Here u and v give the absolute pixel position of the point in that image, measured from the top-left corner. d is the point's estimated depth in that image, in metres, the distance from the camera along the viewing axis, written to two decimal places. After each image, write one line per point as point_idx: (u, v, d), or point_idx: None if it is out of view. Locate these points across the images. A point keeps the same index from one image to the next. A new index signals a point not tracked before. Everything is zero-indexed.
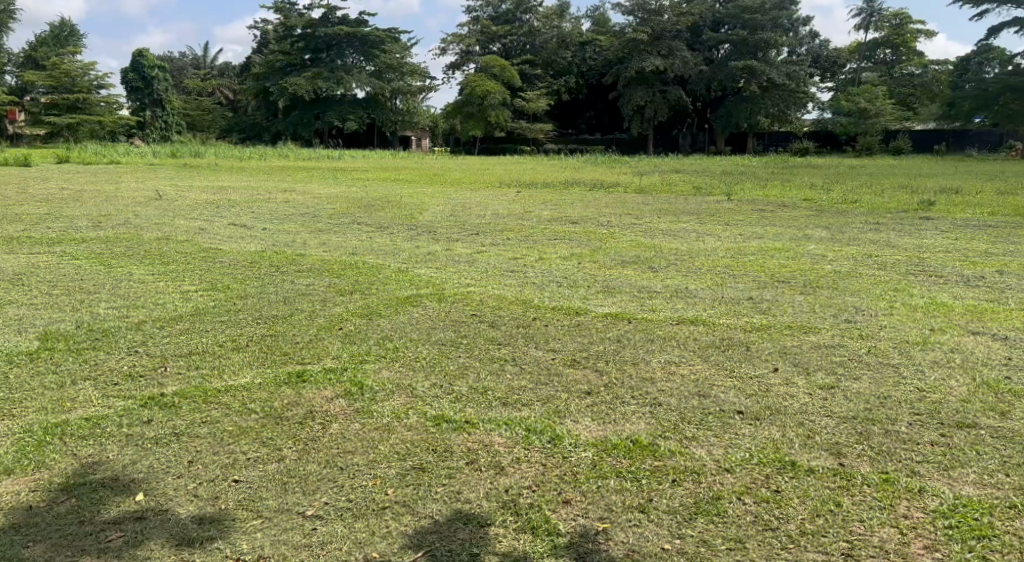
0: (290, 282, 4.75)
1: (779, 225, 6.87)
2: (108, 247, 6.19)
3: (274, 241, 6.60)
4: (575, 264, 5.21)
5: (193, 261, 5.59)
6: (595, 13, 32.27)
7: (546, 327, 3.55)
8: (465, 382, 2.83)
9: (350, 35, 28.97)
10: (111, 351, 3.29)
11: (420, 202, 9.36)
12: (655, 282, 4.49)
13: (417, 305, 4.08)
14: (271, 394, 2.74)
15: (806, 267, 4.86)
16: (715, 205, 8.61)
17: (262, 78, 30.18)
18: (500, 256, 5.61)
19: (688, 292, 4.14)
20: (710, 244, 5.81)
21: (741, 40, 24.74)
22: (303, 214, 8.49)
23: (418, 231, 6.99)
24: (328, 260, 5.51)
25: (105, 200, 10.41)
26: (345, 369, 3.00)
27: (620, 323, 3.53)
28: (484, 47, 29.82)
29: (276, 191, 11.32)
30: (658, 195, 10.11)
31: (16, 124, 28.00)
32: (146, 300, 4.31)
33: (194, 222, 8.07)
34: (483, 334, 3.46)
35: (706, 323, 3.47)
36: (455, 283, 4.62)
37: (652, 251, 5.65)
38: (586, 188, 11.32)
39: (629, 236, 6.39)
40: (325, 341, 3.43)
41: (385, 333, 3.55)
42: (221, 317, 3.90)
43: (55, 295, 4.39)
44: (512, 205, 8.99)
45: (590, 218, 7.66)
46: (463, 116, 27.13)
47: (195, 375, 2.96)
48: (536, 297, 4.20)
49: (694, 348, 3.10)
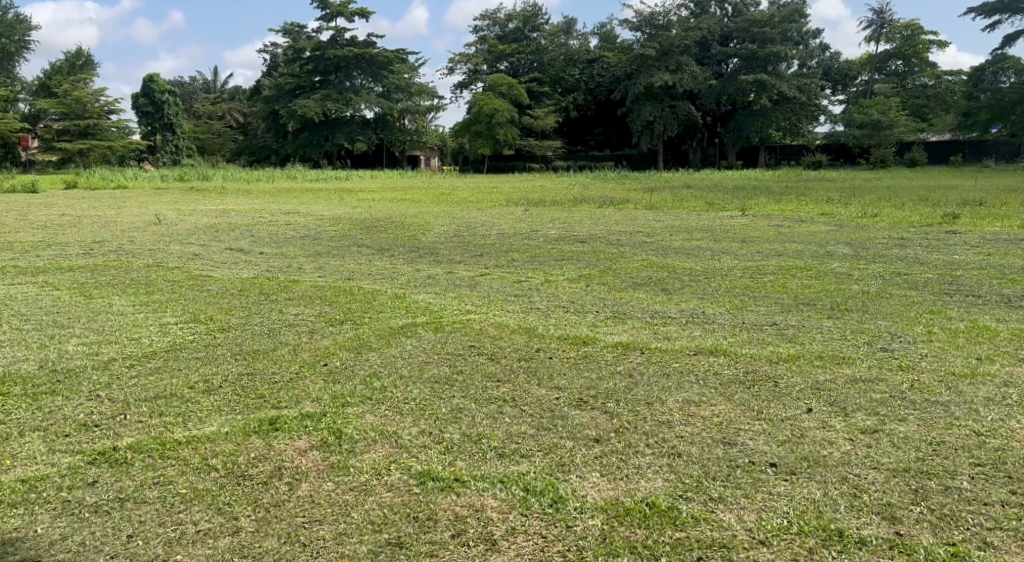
0: (279, 311, 4.44)
1: (797, 241, 6.54)
2: (98, 277, 5.93)
3: (269, 266, 6.34)
4: (582, 287, 4.90)
5: (180, 289, 5.30)
6: (602, 29, 32.08)
7: (550, 360, 3.22)
8: (457, 428, 2.50)
9: (358, 56, 28.85)
10: (69, 396, 2.99)
11: (425, 222, 9.09)
12: (670, 306, 4.16)
13: (412, 336, 3.77)
14: (236, 446, 2.43)
15: (832, 287, 4.53)
16: (730, 221, 8.30)
17: (271, 101, 30.13)
18: (502, 279, 5.30)
19: (705, 318, 3.81)
20: (729, 263, 5.48)
21: (751, 55, 24.50)
22: (303, 236, 8.25)
23: (420, 253, 6.72)
24: (322, 286, 5.21)
25: (107, 225, 10.20)
26: (324, 414, 2.68)
27: (633, 355, 3.20)
28: (491, 66, 29.69)
29: (279, 212, 11.08)
30: (671, 212, 9.81)
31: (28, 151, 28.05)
32: (122, 334, 4.02)
33: (191, 247, 7.80)
34: (480, 370, 3.14)
35: (729, 354, 3.13)
36: (454, 310, 4.30)
37: (665, 271, 5.33)
38: (595, 205, 11.00)
39: (641, 256, 6.07)
40: (306, 381, 3.11)
41: (374, 369, 3.23)
42: (199, 353, 3.60)
43: (25, 331, 4.10)
44: (517, 223, 8.69)
45: (599, 237, 7.34)
46: (472, 135, 26.93)
47: (155, 424, 2.66)
48: (541, 325, 3.87)
49: (717, 383, 2.76)
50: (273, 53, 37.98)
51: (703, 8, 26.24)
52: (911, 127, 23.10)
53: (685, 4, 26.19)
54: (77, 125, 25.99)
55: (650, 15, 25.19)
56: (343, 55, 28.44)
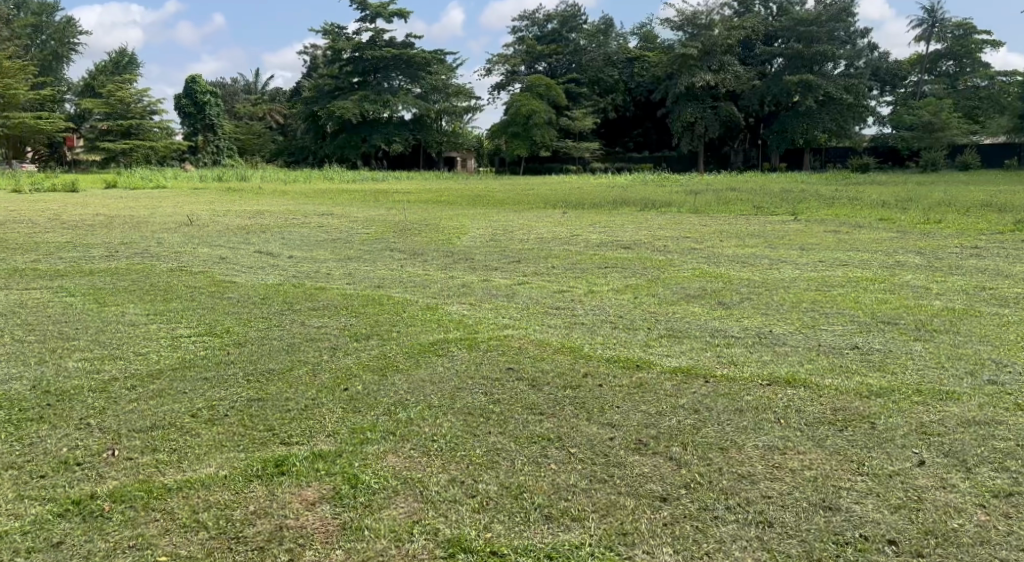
0: (301, 324, 4.07)
1: (860, 249, 6.03)
2: (117, 282, 5.65)
3: (296, 272, 5.97)
4: (628, 300, 4.47)
5: (198, 298, 4.97)
6: (642, 30, 31.53)
7: (602, 389, 2.79)
8: (494, 476, 2.10)
9: (396, 57, 28.63)
10: (55, 426, 2.66)
11: (459, 225, 8.74)
12: (731, 323, 3.70)
13: (445, 356, 3.36)
14: (232, 495, 2.07)
15: (910, 302, 4.06)
16: (781, 226, 7.85)
17: (310, 102, 30.05)
18: (541, 289, 4.91)
19: (774, 338, 3.37)
20: (789, 273, 5.02)
21: (797, 55, 23.80)
22: (336, 239, 7.92)
23: (455, 258, 6.35)
24: (349, 294, 4.86)
25: (139, 225, 10.00)
26: (338, 453, 2.30)
27: (697, 384, 2.76)
28: (529, 67, 29.30)
29: (313, 214, 10.80)
30: (717, 215, 9.38)
31: (74, 152, 28.30)
32: (128, 347, 3.70)
33: (220, 249, 7.53)
34: (523, 400, 2.72)
35: (814, 387, 2.68)
36: (490, 324, 3.90)
37: (720, 281, 4.89)
38: (636, 209, 10.54)
39: (691, 264, 5.62)
40: (322, 411, 2.72)
41: (398, 397, 2.83)
42: (207, 372, 3.24)
43: (24, 344, 3.78)
44: (557, 227, 8.31)
45: (645, 243, 6.92)
46: (509, 136, 26.60)
47: (143, 463, 2.30)
48: (588, 345, 3.45)
49: (802, 424, 2.34)
50: (314, 54, 37.95)
51: (746, 6, 25.53)
52: (964, 128, 22.27)
53: (729, 3, 25.50)
54: (121, 125, 26.13)
55: (691, 14, 24.55)
56: (381, 56, 28.23)
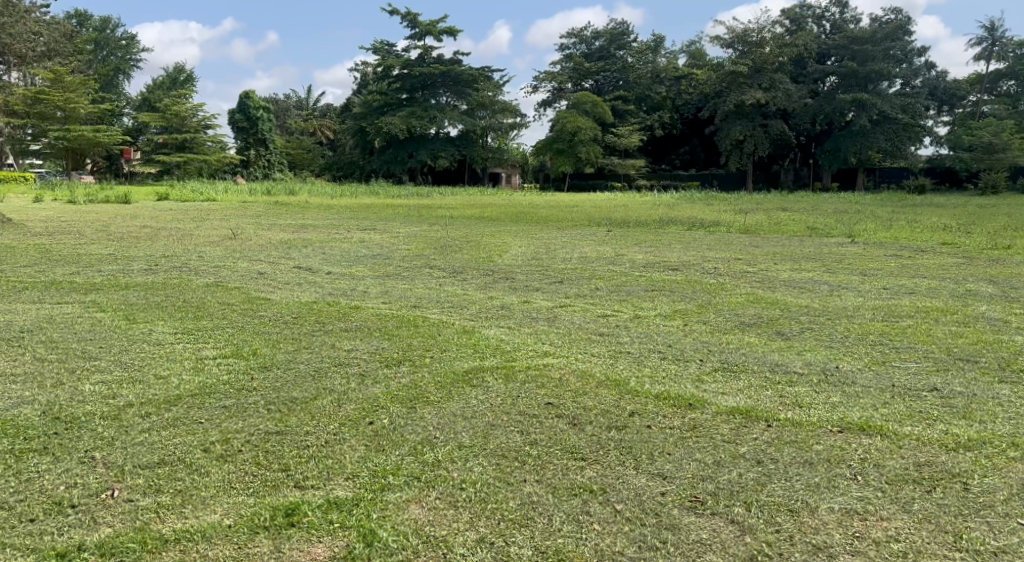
0: (331, 346, 3.86)
1: (927, 276, 5.67)
2: (151, 297, 5.54)
3: (333, 289, 5.80)
4: (678, 327, 4.19)
5: (230, 315, 4.80)
6: (692, 48, 31.20)
7: (652, 431, 2.52)
8: (531, 541, 1.91)
9: (443, 73, 28.68)
10: (58, 459, 2.49)
11: (502, 242, 8.53)
12: (791, 357, 3.41)
13: (480, 387, 3.11)
14: (236, 554, 1.93)
15: (990, 336, 3.72)
16: (839, 249, 7.49)
17: (358, 118, 30.25)
18: (583, 312, 4.66)
19: (843, 377, 3.06)
20: (852, 301, 4.69)
21: (851, 73, 23.21)
22: (375, 255, 7.77)
23: (495, 277, 6.12)
24: (384, 314, 4.65)
25: (182, 238, 9.96)
26: (356, 501, 2.10)
27: (757, 428, 2.48)
28: (576, 84, 29.13)
29: (356, 228, 10.69)
30: (768, 236, 9.09)
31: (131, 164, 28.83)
32: (151, 369, 3.53)
33: (260, 264, 7.41)
34: (562, 441, 2.46)
35: (893, 436, 2.37)
36: (529, 351, 3.65)
37: (777, 308, 4.60)
38: (684, 228, 10.28)
39: (744, 288, 5.33)
40: (342, 449, 2.49)
41: (426, 434, 2.59)
42: (226, 400, 3.04)
43: (43, 363, 3.64)
44: (601, 246, 8.07)
45: (693, 264, 6.63)
46: (554, 152, 26.44)
47: (144, 506, 2.13)
48: (634, 378, 3.17)
49: (883, 482, 2.07)
50: (362, 71, 38.30)
51: (799, 24, 24.95)
52: None
53: (781, 20, 24.94)
54: (175, 138, 26.53)
55: (742, 31, 24.05)
56: (429, 73, 28.31)
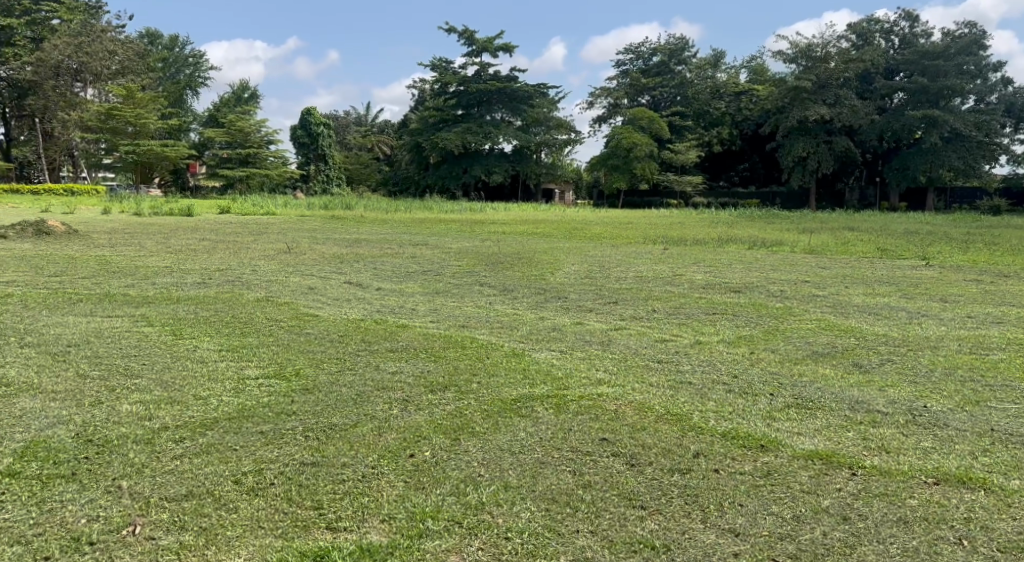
0: (376, 368, 3.68)
1: (1012, 303, 5.29)
2: (199, 312, 5.45)
3: (382, 306, 5.65)
4: (744, 354, 3.93)
5: (276, 332, 4.67)
6: (754, 64, 30.67)
7: (721, 478, 2.36)
8: None
9: (500, 90, 28.71)
10: (84, 488, 2.35)
11: (554, 259, 8.32)
12: (873, 395, 3.17)
13: (529, 418, 2.89)
14: None
15: None
16: (912, 272, 7.10)
17: (415, 133, 30.41)
18: (640, 336, 4.42)
19: (938, 422, 2.83)
20: (934, 331, 4.38)
21: (921, 89, 22.46)
22: (427, 271, 7.64)
23: (546, 296, 5.92)
24: (432, 335, 4.46)
25: (238, 251, 9.98)
26: (392, 550, 2.02)
27: (839, 479, 2.37)
28: (633, 99, 28.86)
29: (408, 244, 10.58)
30: (834, 257, 8.70)
31: (196, 178, 29.47)
32: (191, 390, 3.39)
33: (311, 279, 7.33)
34: (619, 485, 2.31)
35: (999, 492, 2.27)
36: (581, 379, 3.41)
37: (851, 336, 4.31)
38: (745, 247, 9.93)
39: (813, 313, 5.03)
40: (381, 483, 2.34)
41: (469, 470, 2.41)
42: (263, 425, 2.88)
43: (85, 381, 3.52)
44: (659, 264, 7.82)
45: (757, 286, 6.33)
46: (608, 168, 26.20)
47: (164, 546, 2.06)
48: (697, 413, 2.93)
49: (995, 550, 2.03)
50: (420, 88, 38.58)
51: (866, 39, 24.25)
52: None
53: (847, 35, 24.25)
54: (238, 153, 27.02)
55: (806, 46, 23.50)
56: (486, 89, 28.34)
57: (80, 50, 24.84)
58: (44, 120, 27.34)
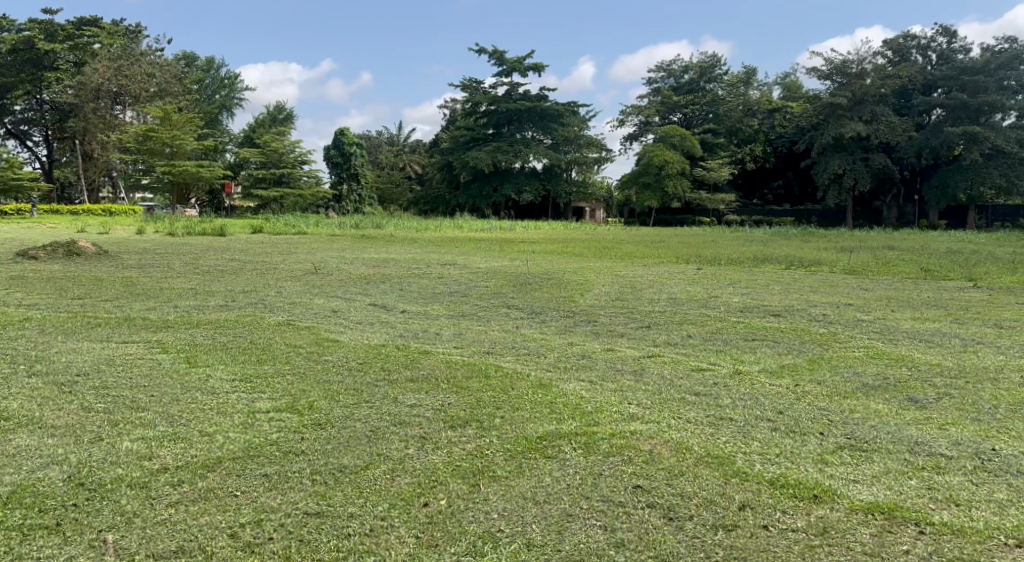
0: (396, 400, 3.46)
1: None
2: (217, 337, 5.27)
3: (404, 330, 5.44)
4: (789, 387, 3.64)
5: (293, 360, 4.47)
6: (787, 81, 30.29)
7: (771, 537, 2.22)
8: None
9: (530, 109, 28.62)
10: (70, 543, 2.21)
11: (584, 279, 8.10)
12: (934, 434, 2.91)
13: (555, 460, 2.65)
14: None
15: None
16: (960, 294, 6.78)
17: (446, 152, 30.37)
18: (674, 365, 4.15)
19: (1015, 470, 2.60)
20: (991, 361, 4.09)
21: (961, 105, 21.94)
22: (453, 292, 7.44)
23: (576, 319, 5.68)
24: (455, 362, 4.24)
25: (266, 272, 9.83)
26: None
27: (906, 538, 2.21)
28: (664, 117, 28.62)
29: (437, 264, 10.41)
30: (875, 278, 8.36)
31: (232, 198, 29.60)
32: (198, 426, 3.17)
33: (335, 301, 7.17)
34: (657, 547, 2.17)
35: None
36: (613, 415, 3.14)
37: (902, 366, 4.02)
38: (781, 267, 9.62)
39: (859, 341, 4.73)
40: (391, 543, 2.21)
41: (491, 527, 2.26)
42: (269, 466, 2.67)
43: (89, 414, 3.30)
44: (692, 285, 7.56)
45: (797, 309, 6.03)
46: (640, 186, 25.93)
47: None
48: (743, 457, 2.67)
49: None
50: (451, 108, 38.67)
51: (903, 55, 23.79)
52: None
53: (883, 51, 23.82)
54: (273, 173, 27.12)
55: (841, 62, 23.12)
56: (515, 109, 28.27)
57: (119, 73, 25.25)
58: (81, 142, 27.67)
